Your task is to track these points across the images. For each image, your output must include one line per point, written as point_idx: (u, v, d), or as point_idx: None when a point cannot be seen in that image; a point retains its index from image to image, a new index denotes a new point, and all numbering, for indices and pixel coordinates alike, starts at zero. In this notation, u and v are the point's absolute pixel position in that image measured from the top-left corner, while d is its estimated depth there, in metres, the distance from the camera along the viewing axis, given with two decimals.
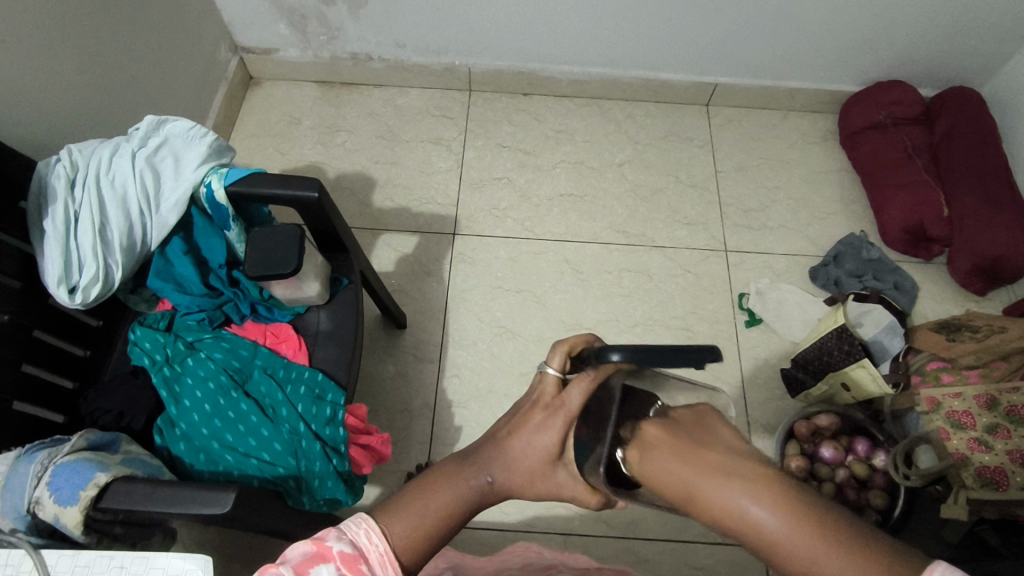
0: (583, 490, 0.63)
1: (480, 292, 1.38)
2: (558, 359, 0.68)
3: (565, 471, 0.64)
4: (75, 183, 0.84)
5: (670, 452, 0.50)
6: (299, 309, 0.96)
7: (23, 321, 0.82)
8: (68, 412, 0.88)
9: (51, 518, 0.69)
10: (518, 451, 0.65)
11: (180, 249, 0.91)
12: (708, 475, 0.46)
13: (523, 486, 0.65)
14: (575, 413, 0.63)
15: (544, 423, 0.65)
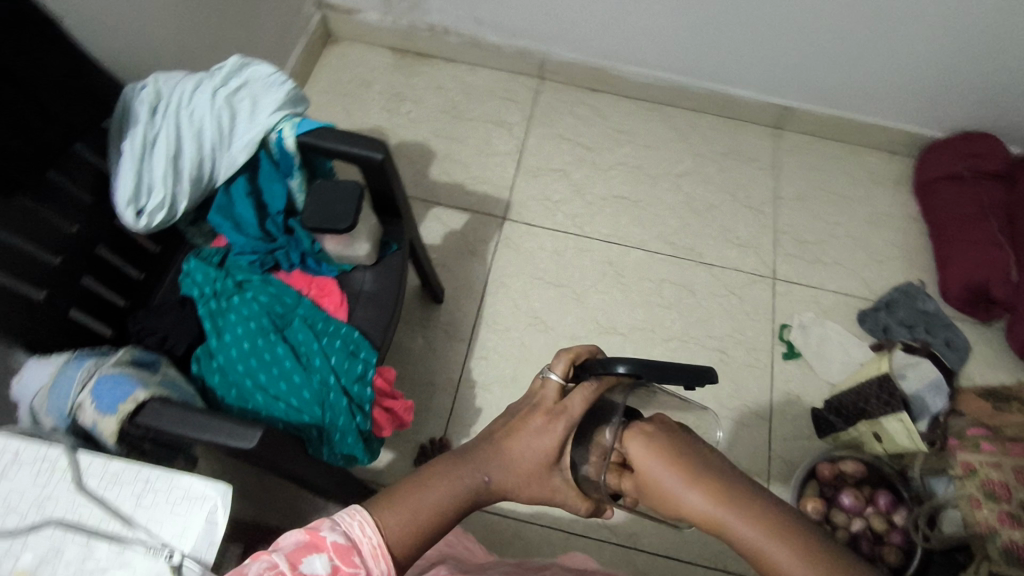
0: (574, 496, 0.68)
1: (520, 280, 1.38)
2: (562, 368, 0.74)
3: (561, 477, 0.68)
4: (157, 111, 0.88)
5: (660, 458, 0.62)
6: (346, 266, 0.97)
7: (88, 234, 0.86)
8: (116, 326, 0.91)
9: (88, 425, 0.73)
10: (518, 454, 0.68)
11: (243, 191, 0.93)
12: (698, 488, 0.59)
13: (518, 487, 0.68)
14: (575, 419, 0.68)
15: (544, 428, 0.69)
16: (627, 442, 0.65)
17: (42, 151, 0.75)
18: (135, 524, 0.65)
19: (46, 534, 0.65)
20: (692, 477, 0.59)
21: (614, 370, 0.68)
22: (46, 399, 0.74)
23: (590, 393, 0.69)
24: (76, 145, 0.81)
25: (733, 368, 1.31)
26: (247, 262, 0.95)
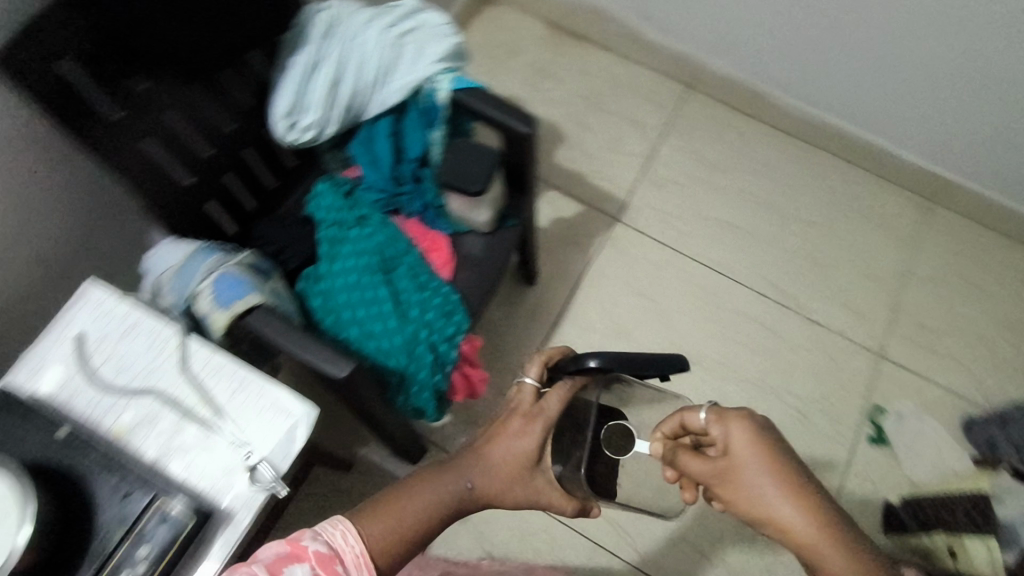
0: (558, 501, 0.75)
1: (616, 285, 1.35)
2: (535, 368, 0.80)
3: (544, 477, 0.75)
4: (332, 33, 0.89)
5: (761, 460, 0.64)
6: (461, 227, 0.97)
7: (242, 135, 0.90)
8: (240, 225, 0.96)
9: (201, 313, 0.77)
10: (502, 457, 0.74)
11: (386, 131, 0.95)
12: (789, 502, 0.62)
13: (502, 491, 0.73)
14: (552, 419, 0.74)
15: (522, 431, 0.74)
16: (727, 433, 0.66)
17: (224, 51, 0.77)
18: (222, 414, 0.69)
19: (145, 402, 0.70)
20: (766, 469, 0.64)
21: (586, 365, 0.71)
22: (173, 278, 0.79)
23: (564, 392, 0.75)
24: (252, 54, 0.83)
25: (810, 435, 1.25)
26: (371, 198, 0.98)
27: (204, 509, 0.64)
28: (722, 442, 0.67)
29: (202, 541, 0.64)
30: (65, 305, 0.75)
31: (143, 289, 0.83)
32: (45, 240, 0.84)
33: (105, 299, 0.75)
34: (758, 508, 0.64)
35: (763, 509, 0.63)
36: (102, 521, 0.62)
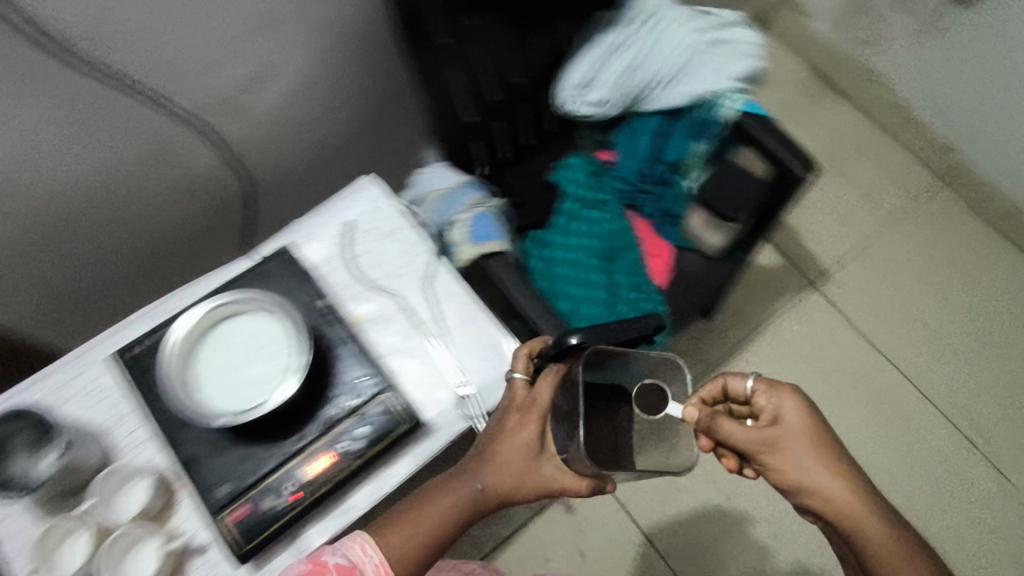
0: (572, 480, 0.62)
1: (790, 351, 1.32)
2: (523, 362, 0.69)
3: (552, 464, 0.62)
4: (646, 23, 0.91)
5: (813, 433, 0.61)
6: (687, 244, 1.00)
7: (526, 89, 0.91)
8: (491, 169, 1.00)
9: (450, 243, 0.82)
10: (504, 455, 0.62)
11: (653, 130, 0.97)
12: (840, 481, 0.60)
13: (513, 484, 0.62)
14: (545, 407, 0.63)
15: (520, 425, 0.63)
16: (779, 400, 0.63)
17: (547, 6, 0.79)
18: (449, 339, 0.75)
19: (387, 301, 0.77)
20: (814, 438, 0.61)
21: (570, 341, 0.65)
22: (436, 204, 0.85)
23: (552, 377, 0.64)
24: (563, 23, 0.85)
25: None
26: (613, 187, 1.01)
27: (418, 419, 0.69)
28: (766, 409, 0.63)
29: (405, 447, 0.70)
30: (346, 189, 0.83)
31: (407, 190, 0.91)
32: (336, 129, 0.94)
33: (381, 197, 0.82)
34: (818, 490, 0.60)
35: (823, 489, 0.59)
36: (337, 396, 0.69)
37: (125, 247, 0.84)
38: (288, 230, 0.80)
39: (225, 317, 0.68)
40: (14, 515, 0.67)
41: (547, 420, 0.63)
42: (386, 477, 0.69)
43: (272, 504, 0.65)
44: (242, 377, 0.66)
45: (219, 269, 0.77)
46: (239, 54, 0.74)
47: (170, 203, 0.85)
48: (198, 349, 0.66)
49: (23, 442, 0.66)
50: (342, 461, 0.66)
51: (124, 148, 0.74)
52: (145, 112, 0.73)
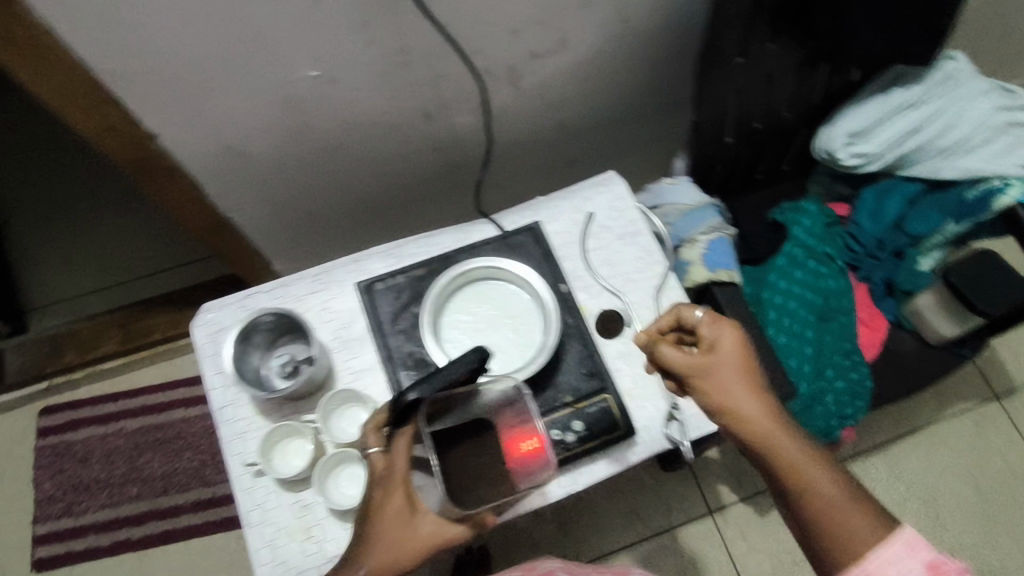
0: (452, 526, 0.53)
1: (952, 459, 1.23)
2: (374, 435, 0.58)
3: (429, 519, 0.52)
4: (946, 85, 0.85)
5: (745, 360, 0.55)
6: (906, 322, 0.96)
7: (789, 124, 0.92)
8: (719, 185, 1.02)
9: (683, 259, 0.82)
10: (381, 536, 0.52)
11: (908, 196, 0.91)
12: (770, 411, 0.53)
13: (401, 560, 0.51)
14: (399, 470, 0.54)
15: (385, 497, 0.53)
16: (717, 332, 0.57)
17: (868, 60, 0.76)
18: None
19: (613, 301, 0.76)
20: (749, 372, 0.55)
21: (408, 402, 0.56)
22: (678, 217, 0.85)
23: (407, 438, 0.55)
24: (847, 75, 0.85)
25: None
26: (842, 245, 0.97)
27: (631, 430, 0.69)
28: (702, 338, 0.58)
29: (607, 451, 0.69)
30: (589, 179, 0.82)
31: (651, 186, 0.92)
32: (590, 114, 0.96)
33: (624, 196, 0.81)
34: (738, 416, 0.53)
35: (747, 417, 0.53)
36: (559, 382, 0.70)
37: (375, 171, 0.92)
38: (530, 207, 0.80)
39: (480, 280, 0.70)
40: (240, 407, 0.71)
41: (411, 482, 0.54)
42: (583, 475, 0.68)
43: None
44: (498, 340, 0.67)
45: (459, 227, 0.79)
46: (545, 30, 0.75)
47: (424, 143, 0.91)
48: (455, 305, 0.68)
49: (262, 340, 0.72)
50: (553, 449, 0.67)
51: (411, 90, 0.78)
52: (445, 64, 0.76)
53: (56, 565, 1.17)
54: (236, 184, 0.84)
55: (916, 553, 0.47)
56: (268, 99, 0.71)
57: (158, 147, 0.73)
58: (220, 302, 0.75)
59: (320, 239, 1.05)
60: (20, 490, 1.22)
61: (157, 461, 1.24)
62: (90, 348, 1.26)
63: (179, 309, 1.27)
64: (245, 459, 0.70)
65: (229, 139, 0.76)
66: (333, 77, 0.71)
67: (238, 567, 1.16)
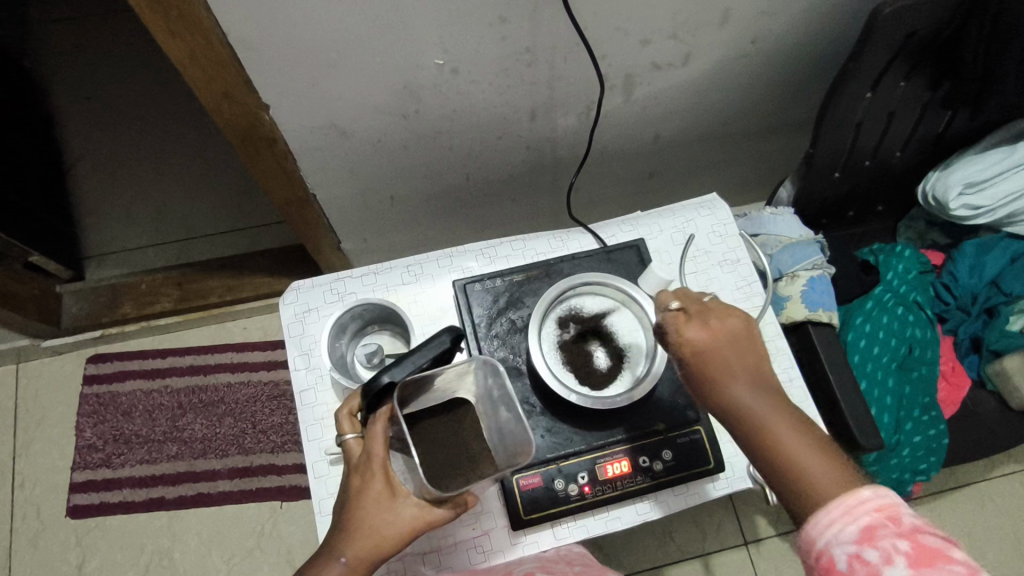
0: (434, 511, 0.51)
1: (1000, 520, 1.20)
2: (348, 421, 0.56)
3: (410, 505, 0.51)
4: None
5: (727, 340, 0.51)
6: (986, 383, 0.94)
7: (896, 160, 0.88)
8: (812, 219, 0.98)
9: (781, 293, 0.81)
10: (363, 523, 0.50)
11: (1010, 254, 0.91)
12: (752, 386, 0.49)
13: (378, 549, 0.50)
14: (378, 454, 0.52)
15: (364, 483, 0.52)
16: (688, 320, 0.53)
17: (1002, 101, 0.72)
18: None
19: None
20: (736, 349, 0.51)
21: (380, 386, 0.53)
22: (780, 250, 0.84)
23: (381, 423, 0.52)
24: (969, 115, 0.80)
25: None
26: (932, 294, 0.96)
27: (719, 466, 0.66)
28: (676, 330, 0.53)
29: (690, 484, 0.66)
30: (692, 200, 0.80)
31: (750, 215, 0.90)
32: (688, 131, 0.93)
33: (727, 221, 0.78)
34: (711, 385, 0.50)
35: (727, 388, 0.49)
36: (650, 406, 0.67)
37: (466, 164, 0.90)
38: (630, 222, 0.79)
39: (580, 301, 0.69)
40: (322, 392, 0.69)
41: (390, 467, 0.52)
42: (663, 504, 0.66)
43: (565, 488, 0.64)
44: (592, 363, 0.66)
45: (555, 234, 0.77)
46: (672, 41, 0.73)
47: (520, 142, 0.89)
48: (553, 324, 0.67)
49: (352, 328, 0.70)
50: (638, 475, 0.65)
51: (523, 87, 0.76)
52: (566, 66, 0.74)
53: (90, 515, 1.17)
54: (330, 163, 0.82)
55: (854, 517, 0.41)
56: (386, 81, 0.70)
57: (269, 121, 0.72)
58: (309, 283, 0.74)
59: (396, 226, 1.03)
60: (63, 435, 1.23)
61: (199, 424, 1.23)
62: (146, 304, 1.26)
63: (237, 275, 1.27)
64: (323, 446, 0.68)
65: (336, 117, 0.74)
66: (456, 68, 0.70)
67: (268, 540, 1.15)
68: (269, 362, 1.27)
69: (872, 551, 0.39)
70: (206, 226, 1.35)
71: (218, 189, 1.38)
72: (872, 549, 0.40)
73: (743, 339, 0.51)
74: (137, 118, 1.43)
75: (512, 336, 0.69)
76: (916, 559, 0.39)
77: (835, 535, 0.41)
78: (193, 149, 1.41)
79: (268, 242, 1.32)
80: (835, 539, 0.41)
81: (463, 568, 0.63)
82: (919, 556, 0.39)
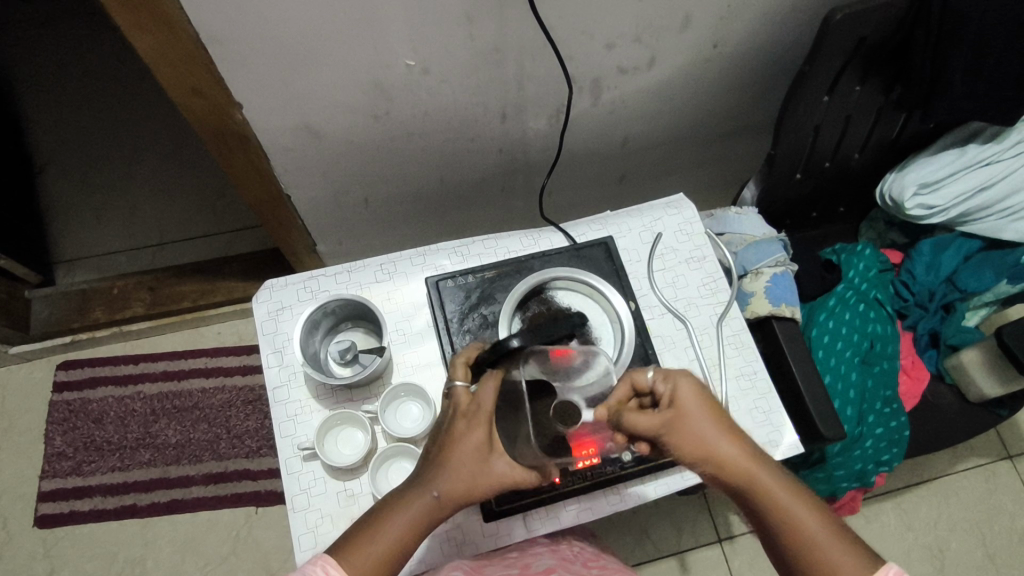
0: (528, 474, 0.56)
1: (962, 512, 1.23)
2: (463, 370, 0.60)
3: (504, 461, 0.55)
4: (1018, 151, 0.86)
5: (705, 403, 0.54)
6: (945, 376, 0.97)
7: (852, 161, 0.92)
8: (778, 220, 1.01)
9: (747, 289, 0.83)
10: (458, 466, 0.54)
11: (965, 252, 0.94)
12: (746, 452, 0.53)
13: (468, 493, 0.54)
14: (488, 410, 0.56)
15: (468, 431, 0.55)
16: (673, 382, 0.55)
17: (951, 105, 0.76)
18: (730, 384, 0.72)
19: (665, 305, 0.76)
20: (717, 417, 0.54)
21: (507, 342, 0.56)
22: (745, 248, 0.87)
23: (498, 378, 0.56)
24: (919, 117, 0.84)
25: None
26: (892, 291, 0.99)
27: None
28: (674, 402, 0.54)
29: (658, 474, 0.68)
30: (659, 200, 0.82)
31: (717, 214, 0.93)
32: (655, 134, 0.96)
33: (693, 219, 0.81)
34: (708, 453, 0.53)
35: (722, 457, 0.52)
36: None
37: (436, 166, 0.92)
38: (600, 221, 0.81)
39: (546, 299, 0.70)
40: (295, 388, 0.69)
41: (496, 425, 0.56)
42: (633, 495, 0.67)
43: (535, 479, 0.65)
44: None
45: (527, 233, 0.79)
46: (637, 44, 0.76)
47: (492, 144, 0.90)
48: (519, 322, 0.68)
49: (325, 324, 0.70)
50: (607, 465, 0.66)
51: (493, 88, 0.78)
52: (534, 67, 0.76)
53: (58, 524, 1.15)
54: (303, 163, 0.83)
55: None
56: (355, 80, 0.71)
57: (241, 120, 0.72)
58: (283, 281, 0.74)
59: (371, 228, 1.04)
60: (32, 444, 1.21)
61: (172, 429, 1.22)
62: (118, 309, 1.25)
63: (211, 279, 1.26)
64: (296, 442, 0.68)
65: (308, 116, 0.75)
66: (426, 68, 0.72)
67: (243, 546, 1.14)
68: (245, 367, 1.26)
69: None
70: (180, 231, 1.35)
71: (191, 194, 1.38)
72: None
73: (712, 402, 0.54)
74: (109, 123, 1.42)
75: (484, 330, 0.70)
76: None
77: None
78: (166, 154, 1.40)
79: (243, 246, 1.32)
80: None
81: (437, 561, 0.64)
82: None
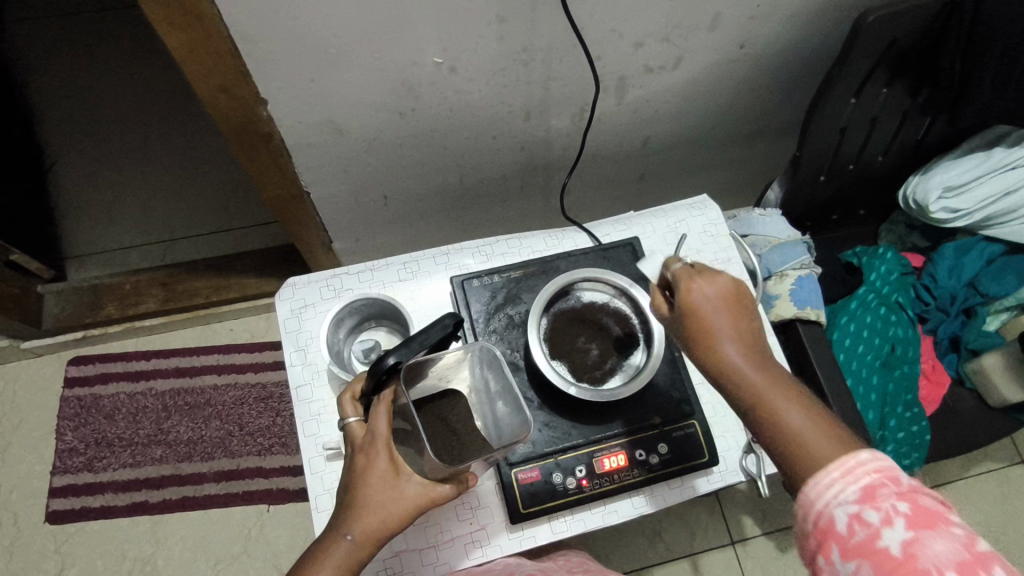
0: (438, 487, 0.53)
1: (978, 516, 1.23)
2: (352, 405, 0.58)
3: (411, 483, 0.52)
4: None
5: (721, 302, 0.51)
6: (964, 381, 0.96)
7: (876, 163, 0.91)
8: (800, 221, 1.00)
9: (771, 292, 0.83)
10: (367, 500, 0.52)
11: (988, 255, 0.93)
12: (754, 358, 0.48)
13: (385, 525, 0.51)
14: (377, 437, 0.53)
15: (368, 462, 0.53)
16: (690, 277, 0.52)
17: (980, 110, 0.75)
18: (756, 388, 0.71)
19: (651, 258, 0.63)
20: (731, 316, 0.50)
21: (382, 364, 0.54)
22: (770, 250, 0.86)
23: (385, 404, 0.54)
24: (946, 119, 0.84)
25: None
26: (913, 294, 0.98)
27: (713, 459, 0.67)
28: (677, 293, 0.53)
29: (685, 477, 0.67)
30: (683, 201, 0.82)
31: (739, 215, 0.93)
32: (678, 134, 0.95)
33: (717, 220, 0.80)
34: (710, 356, 0.49)
35: (727, 360, 0.48)
36: (644, 401, 0.68)
37: (456, 163, 0.91)
38: (624, 221, 0.80)
39: (573, 300, 0.69)
40: (318, 388, 0.69)
41: (395, 451, 0.54)
42: (658, 497, 0.67)
43: (563, 482, 0.64)
44: (590, 359, 0.67)
45: (551, 233, 0.78)
46: (664, 44, 0.75)
47: (514, 141, 0.89)
48: (547, 322, 0.68)
49: (349, 323, 0.70)
50: (635, 468, 0.65)
51: (518, 87, 0.77)
52: (561, 65, 0.75)
53: (69, 520, 1.14)
54: (325, 159, 0.83)
55: (853, 478, 0.40)
56: (383, 78, 0.71)
57: (265, 116, 0.72)
58: (306, 279, 0.73)
59: (389, 226, 1.03)
60: (43, 439, 1.20)
61: (184, 426, 1.21)
62: (130, 304, 1.24)
63: (224, 276, 1.25)
64: (320, 442, 0.67)
65: (334, 113, 0.75)
66: (453, 66, 0.72)
67: (255, 544, 1.13)
68: (257, 364, 1.26)
69: (873, 511, 0.39)
70: (192, 226, 1.34)
71: (204, 190, 1.37)
72: (873, 510, 0.39)
73: (729, 299, 0.51)
74: (121, 117, 1.41)
75: (510, 331, 0.69)
76: (916, 521, 0.38)
77: (831, 495, 0.40)
78: (178, 150, 1.40)
79: (256, 243, 1.31)
80: (830, 499, 0.40)
81: (463, 562, 0.63)
82: (919, 517, 0.38)
